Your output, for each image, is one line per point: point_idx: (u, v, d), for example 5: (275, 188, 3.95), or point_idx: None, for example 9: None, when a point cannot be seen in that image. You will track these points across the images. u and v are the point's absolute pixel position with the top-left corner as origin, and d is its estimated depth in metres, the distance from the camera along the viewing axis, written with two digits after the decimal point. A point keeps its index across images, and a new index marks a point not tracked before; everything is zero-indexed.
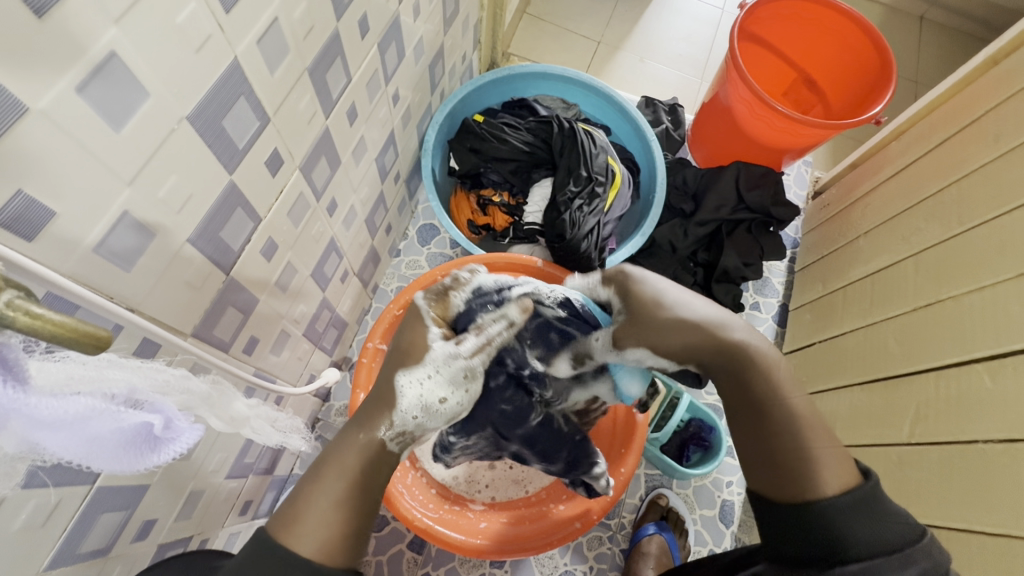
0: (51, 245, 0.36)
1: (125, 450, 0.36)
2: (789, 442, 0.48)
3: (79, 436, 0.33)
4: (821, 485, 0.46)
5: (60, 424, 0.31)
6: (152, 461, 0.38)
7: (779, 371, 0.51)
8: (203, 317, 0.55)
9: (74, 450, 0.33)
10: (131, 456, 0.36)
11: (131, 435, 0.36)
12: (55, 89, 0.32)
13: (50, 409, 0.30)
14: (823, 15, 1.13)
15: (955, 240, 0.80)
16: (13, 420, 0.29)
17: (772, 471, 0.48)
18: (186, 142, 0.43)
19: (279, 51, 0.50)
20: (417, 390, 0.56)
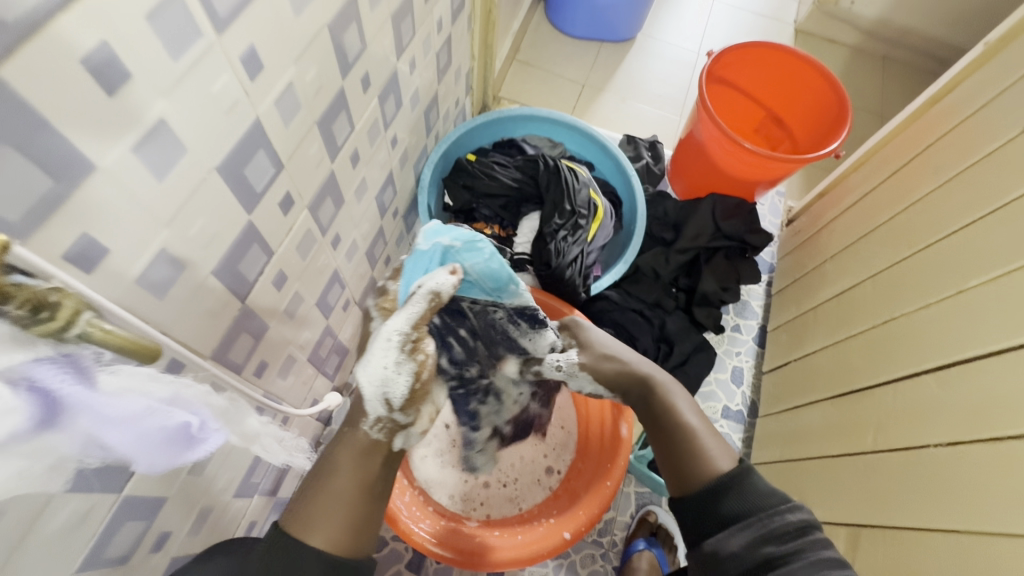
0: (104, 278, 0.42)
1: (164, 444, 0.42)
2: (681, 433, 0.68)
3: (131, 433, 0.39)
4: (716, 458, 0.64)
5: (117, 420, 0.37)
6: (187, 456, 0.44)
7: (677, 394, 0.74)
8: (221, 341, 0.61)
9: (126, 444, 0.39)
10: (172, 452, 0.43)
11: (175, 435, 0.43)
12: (116, 151, 0.39)
13: (110, 407, 0.36)
14: (784, 59, 1.24)
15: (906, 262, 0.87)
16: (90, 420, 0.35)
17: (670, 474, 0.66)
18: (215, 187, 0.51)
19: (293, 108, 0.59)
20: (376, 373, 0.62)
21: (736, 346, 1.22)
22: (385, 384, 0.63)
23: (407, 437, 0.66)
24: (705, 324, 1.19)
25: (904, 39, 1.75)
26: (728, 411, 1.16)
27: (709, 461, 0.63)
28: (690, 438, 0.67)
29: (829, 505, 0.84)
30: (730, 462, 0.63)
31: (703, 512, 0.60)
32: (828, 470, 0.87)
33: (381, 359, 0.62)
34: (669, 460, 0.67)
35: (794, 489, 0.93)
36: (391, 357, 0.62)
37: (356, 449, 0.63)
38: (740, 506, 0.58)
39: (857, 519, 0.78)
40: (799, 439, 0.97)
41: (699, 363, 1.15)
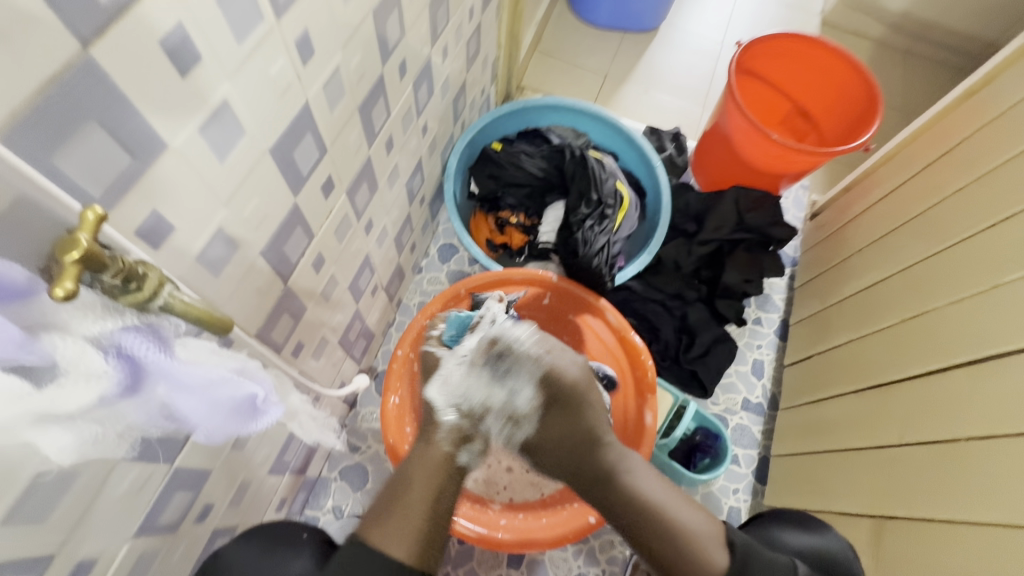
0: (169, 254, 0.44)
1: (233, 411, 0.45)
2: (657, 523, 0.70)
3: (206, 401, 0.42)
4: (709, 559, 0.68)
5: (195, 386, 0.40)
6: (253, 424, 0.49)
7: (614, 470, 0.74)
8: (264, 321, 0.63)
9: (202, 411, 0.42)
10: (237, 421, 0.47)
11: (237, 405, 0.46)
12: (187, 131, 0.40)
13: (188, 374, 0.39)
14: (814, 50, 1.22)
15: (935, 257, 0.87)
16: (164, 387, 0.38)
17: (663, 573, 0.70)
18: (267, 169, 0.52)
19: (338, 93, 0.60)
20: (449, 386, 0.75)
21: (757, 339, 1.23)
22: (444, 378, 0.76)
23: (470, 453, 0.73)
24: (728, 316, 1.18)
25: (931, 33, 1.72)
26: (748, 402, 1.17)
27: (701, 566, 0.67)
28: (662, 519, 0.70)
29: (852, 497, 0.85)
30: (723, 557, 0.68)
31: None
32: (851, 463, 0.87)
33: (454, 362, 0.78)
34: (660, 563, 0.70)
35: (815, 482, 0.94)
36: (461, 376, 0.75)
37: (428, 464, 0.69)
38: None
39: (880, 510, 0.79)
40: (821, 432, 0.97)
41: (720, 355, 1.15)
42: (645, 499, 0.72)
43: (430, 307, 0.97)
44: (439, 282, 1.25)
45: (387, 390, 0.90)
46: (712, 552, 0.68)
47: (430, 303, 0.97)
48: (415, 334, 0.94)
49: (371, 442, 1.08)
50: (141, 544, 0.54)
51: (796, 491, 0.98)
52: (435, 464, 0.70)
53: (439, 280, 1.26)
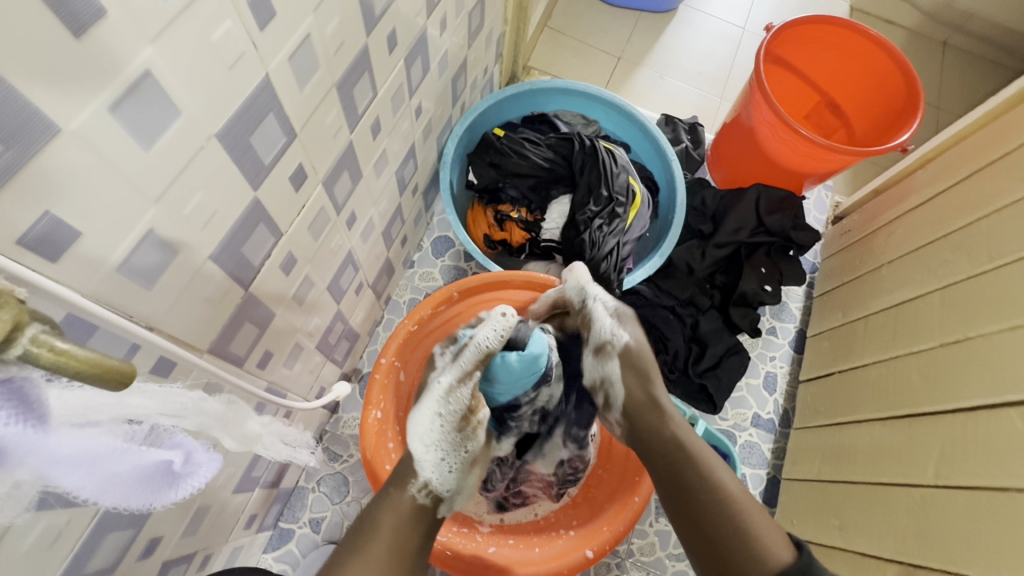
0: (75, 265, 0.35)
1: (138, 484, 0.36)
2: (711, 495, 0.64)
3: (92, 473, 0.33)
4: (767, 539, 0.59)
5: (73, 460, 0.31)
6: (170, 497, 0.39)
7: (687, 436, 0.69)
8: (220, 333, 0.54)
9: (88, 484, 0.33)
10: (151, 491, 0.37)
11: (153, 472, 0.37)
12: (89, 109, 0.31)
13: (64, 446, 0.30)
14: (851, 37, 1.11)
15: (985, 276, 0.78)
16: (30, 457, 0.29)
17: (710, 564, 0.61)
18: (214, 158, 0.42)
19: (310, 67, 0.50)
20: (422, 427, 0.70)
21: (771, 350, 1.14)
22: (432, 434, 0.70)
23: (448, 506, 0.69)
24: (741, 325, 1.10)
25: (968, 24, 1.60)
26: (758, 419, 1.08)
27: (759, 558, 0.58)
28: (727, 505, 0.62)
29: (878, 537, 0.78)
30: (788, 553, 0.58)
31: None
32: (877, 498, 0.80)
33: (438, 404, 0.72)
34: (708, 552, 0.61)
35: (833, 512, 0.88)
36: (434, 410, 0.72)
37: (399, 511, 0.64)
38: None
39: (911, 557, 0.72)
40: (842, 458, 0.90)
41: (731, 368, 1.07)
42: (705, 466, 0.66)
43: (421, 311, 0.88)
44: (432, 278, 1.16)
45: (368, 401, 0.81)
46: (763, 537, 0.59)
47: (420, 305, 0.88)
48: (401, 340, 0.85)
49: (353, 451, 1.00)
50: None
51: (811, 521, 0.91)
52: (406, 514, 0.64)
53: (432, 275, 1.16)
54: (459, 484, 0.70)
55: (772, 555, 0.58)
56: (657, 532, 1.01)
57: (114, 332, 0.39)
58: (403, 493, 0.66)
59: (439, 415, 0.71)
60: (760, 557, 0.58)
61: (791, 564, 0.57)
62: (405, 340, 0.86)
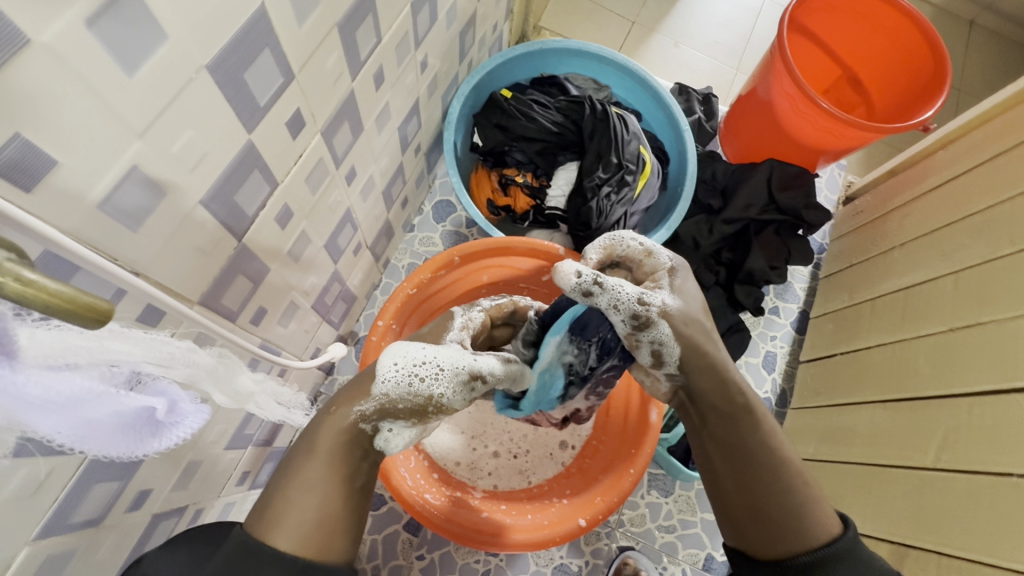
0: (51, 199, 0.32)
1: (121, 431, 0.35)
2: (774, 499, 0.55)
3: (70, 418, 0.31)
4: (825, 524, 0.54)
5: (49, 403, 0.29)
6: (154, 446, 0.38)
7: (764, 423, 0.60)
8: (212, 285, 0.52)
9: (66, 429, 0.32)
10: (132, 439, 0.36)
11: (134, 419, 0.36)
12: (64, 21, 0.28)
13: (40, 389, 0.28)
14: (879, 7, 1.06)
15: (1001, 261, 0.76)
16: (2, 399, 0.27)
17: (738, 523, 0.57)
18: (205, 93, 0.39)
19: (309, 0, 0.46)
20: (411, 356, 0.61)
21: (772, 330, 1.13)
22: (407, 360, 0.60)
23: (388, 441, 0.59)
24: (745, 303, 1.08)
25: (998, 3, 1.53)
26: None
27: (805, 525, 0.54)
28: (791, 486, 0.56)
29: (871, 517, 0.78)
30: (834, 527, 0.54)
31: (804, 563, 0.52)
32: (873, 480, 0.80)
33: (450, 358, 0.63)
34: (759, 494, 0.56)
35: (827, 492, 0.88)
36: (444, 359, 0.62)
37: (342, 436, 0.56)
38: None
39: (904, 537, 0.72)
40: (840, 439, 0.90)
41: (732, 346, 1.06)
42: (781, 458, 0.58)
43: (423, 273, 0.88)
44: (432, 243, 1.13)
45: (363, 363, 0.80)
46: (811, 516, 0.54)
47: (420, 269, 0.86)
48: (399, 303, 0.85)
49: None
50: (49, 544, 0.45)
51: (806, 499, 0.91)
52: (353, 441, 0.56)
53: (432, 240, 1.14)
54: (398, 431, 0.59)
55: (811, 537, 0.53)
56: (648, 504, 1.01)
57: (97, 275, 0.37)
58: (345, 413, 0.57)
59: (440, 365, 0.61)
60: (800, 530, 0.53)
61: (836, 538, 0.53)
62: (404, 303, 0.85)
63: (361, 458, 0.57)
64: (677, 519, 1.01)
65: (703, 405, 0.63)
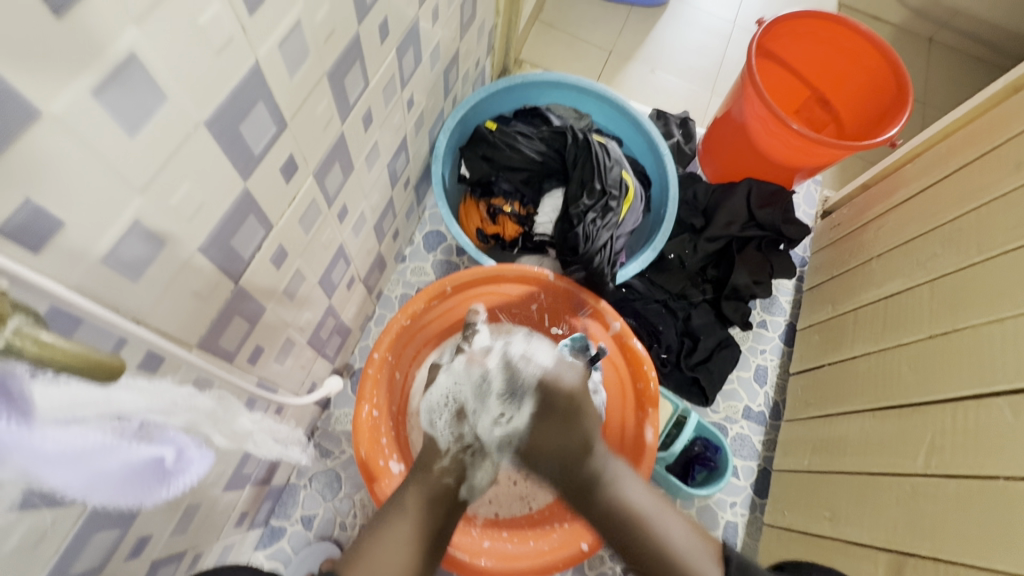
0: (56, 256, 0.33)
1: (128, 483, 0.36)
2: (653, 548, 0.66)
3: (77, 469, 0.32)
4: (707, 572, 0.64)
5: (59, 456, 0.30)
6: (162, 495, 0.39)
7: (626, 483, 0.71)
8: (210, 328, 0.53)
9: (74, 481, 0.33)
10: (139, 490, 0.37)
11: (143, 471, 0.36)
12: (71, 92, 0.30)
13: (49, 443, 0.29)
14: (840, 30, 1.12)
15: (974, 268, 0.79)
16: (12, 452, 0.28)
17: (654, 574, 0.66)
18: (202, 147, 0.41)
19: (300, 54, 0.48)
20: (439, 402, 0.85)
21: (761, 344, 1.15)
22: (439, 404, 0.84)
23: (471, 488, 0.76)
24: (733, 319, 1.11)
25: (954, 21, 1.61)
26: (749, 411, 1.09)
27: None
28: (655, 531, 0.67)
29: (866, 527, 0.79)
30: (720, 572, 0.64)
31: None
32: (868, 488, 0.81)
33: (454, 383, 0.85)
34: (644, 557, 0.66)
35: (824, 504, 0.89)
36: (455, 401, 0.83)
37: None
38: None
39: (900, 545, 0.73)
40: (834, 449, 0.91)
41: (723, 362, 1.07)
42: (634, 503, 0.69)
43: (416, 304, 0.88)
44: (424, 273, 1.15)
45: (361, 397, 0.82)
46: (694, 559, 0.65)
47: (414, 299, 0.88)
48: (393, 335, 0.86)
49: (344, 447, 0.99)
50: None
51: (801, 512, 0.93)
52: None
53: (424, 270, 1.16)
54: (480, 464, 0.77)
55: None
56: None
57: (101, 325, 0.38)
58: None
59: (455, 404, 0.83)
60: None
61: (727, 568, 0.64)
62: (397, 334, 0.86)
63: None
64: None
65: (583, 485, 0.70)
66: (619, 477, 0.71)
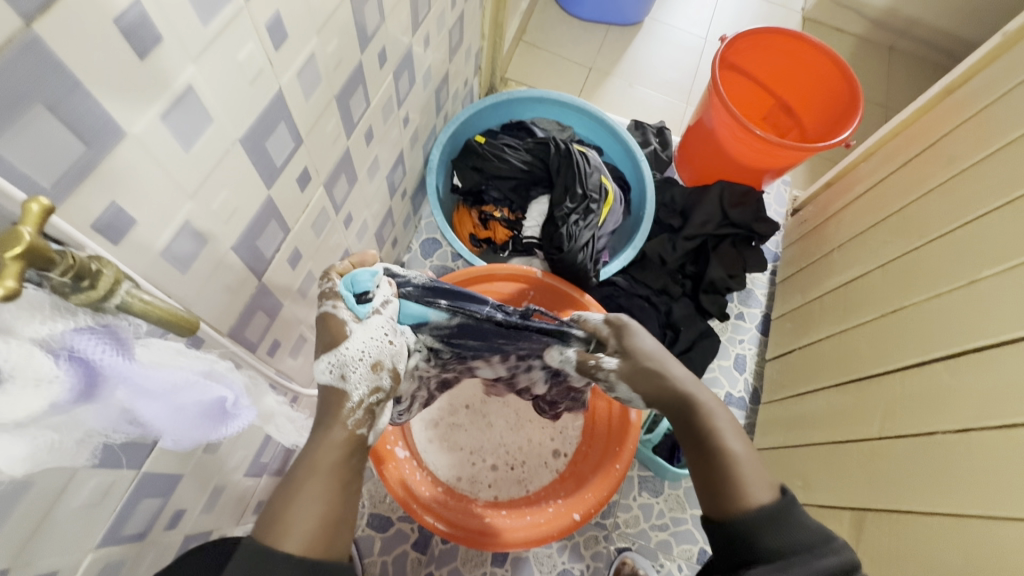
0: (131, 250, 0.41)
1: (199, 424, 0.45)
2: (715, 463, 0.62)
3: (166, 410, 0.41)
4: (755, 493, 0.58)
5: (158, 396, 0.39)
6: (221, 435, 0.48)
7: (718, 415, 0.66)
8: (237, 320, 0.60)
9: (162, 423, 0.41)
10: (206, 432, 0.46)
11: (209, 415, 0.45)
12: (147, 117, 0.38)
13: (148, 383, 0.37)
14: (796, 44, 1.22)
15: (917, 252, 0.88)
16: (123, 393, 0.36)
17: (707, 494, 0.61)
18: (237, 160, 0.49)
19: (314, 80, 0.57)
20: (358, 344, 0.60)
21: (739, 334, 1.23)
22: (341, 365, 0.58)
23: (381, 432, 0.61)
24: (711, 310, 1.19)
25: (911, 30, 1.74)
26: (731, 397, 1.17)
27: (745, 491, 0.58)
28: (722, 456, 0.62)
29: (833, 491, 0.86)
30: (770, 494, 0.58)
31: (744, 546, 0.55)
32: (833, 456, 0.89)
33: (367, 340, 0.61)
34: (700, 467, 0.63)
35: (797, 475, 0.96)
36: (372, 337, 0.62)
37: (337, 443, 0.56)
38: (780, 542, 0.54)
39: (861, 503, 0.80)
40: (804, 423, 0.99)
41: (704, 351, 1.15)
42: (719, 429, 0.64)
43: None
44: None
45: None
46: (752, 482, 0.59)
47: None
48: None
49: None
50: (105, 554, 0.52)
51: None
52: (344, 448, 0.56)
53: None
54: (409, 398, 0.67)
55: (755, 497, 0.58)
56: (640, 505, 1.08)
57: None
58: (341, 428, 0.57)
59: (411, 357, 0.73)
60: (745, 491, 0.58)
61: (770, 505, 0.57)
62: None
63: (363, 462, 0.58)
64: (669, 517, 1.07)
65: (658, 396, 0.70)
66: (715, 411, 0.66)
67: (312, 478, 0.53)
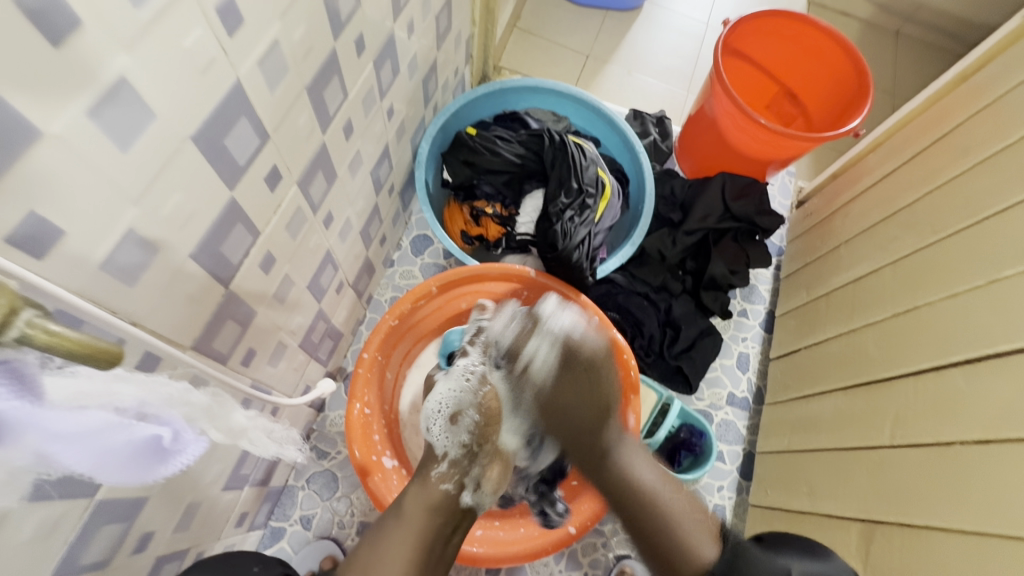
0: (60, 263, 0.37)
1: (130, 461, 0.40)
2: (656, 525, 0.71)
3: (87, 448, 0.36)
4: (703, 545, 0.67)
5: (71, 438, 0.34)
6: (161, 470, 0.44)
7: (644, 474, 0.77)
8: (204, 330, 0.56)
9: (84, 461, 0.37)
10: (141, 468, 0.42)
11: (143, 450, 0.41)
12: (68, 114, 0.33)
13: (61, 422, 0.33)
14: (803, 27, 1.16)
15: (929, 248, 0.83)
16: (30, 435, 0.32)
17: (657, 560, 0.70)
18: (190, 159, 0.45)
19: (279, 71, 0.52)
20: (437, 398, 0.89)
21: (742, 332, 1.19)
22: (430, 418, 0.88)
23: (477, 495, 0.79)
24: (713, 308, 1.14)
25: (918, 14, 1.67)
26: (733, 397, 1.13)
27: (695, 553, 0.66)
28: (657, 507, 0.73)
29: (840, 500, 0.82)
30: (713, 546, 0.66)
31: None
32: (841, 463, 0.85)
33: (447, 390, 0.90)
34: (649, 531, 0.71)
35: (803, 482, 0.92)
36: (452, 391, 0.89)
37: (425, 499, 0.74)
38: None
39: (871, 514, 0.76)
40: (810, 428, 0.95)
41: (705, 350, 1.11)
42: (643, 479, 0.76)
43: (402, 305, 0.91)
44: (412, 276, 1.19)
45: (351, 396, 0.84)
46: (696, 535, 0.68)
47: (400, 300, 0.91)
48: (382, 335, 0.89)
49: (340, 448, 1.02)
50: None
51: (782, 491, 0.96)
52: (432, 498, 0.75)
53: (412, 273, 1.19)
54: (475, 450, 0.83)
55: (704, 547, 0.67)
56: None
57: (101, 325, 0.41)
58: (435, 486, 0.76)
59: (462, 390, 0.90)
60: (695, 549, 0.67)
61: (717, 556, 0.65)
62: (387, 334, 0.90)
63: (447, 520, 0.74)
64: None
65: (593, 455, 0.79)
66: (640, 468, 0.77)
67: (398, 530, 0.70)
